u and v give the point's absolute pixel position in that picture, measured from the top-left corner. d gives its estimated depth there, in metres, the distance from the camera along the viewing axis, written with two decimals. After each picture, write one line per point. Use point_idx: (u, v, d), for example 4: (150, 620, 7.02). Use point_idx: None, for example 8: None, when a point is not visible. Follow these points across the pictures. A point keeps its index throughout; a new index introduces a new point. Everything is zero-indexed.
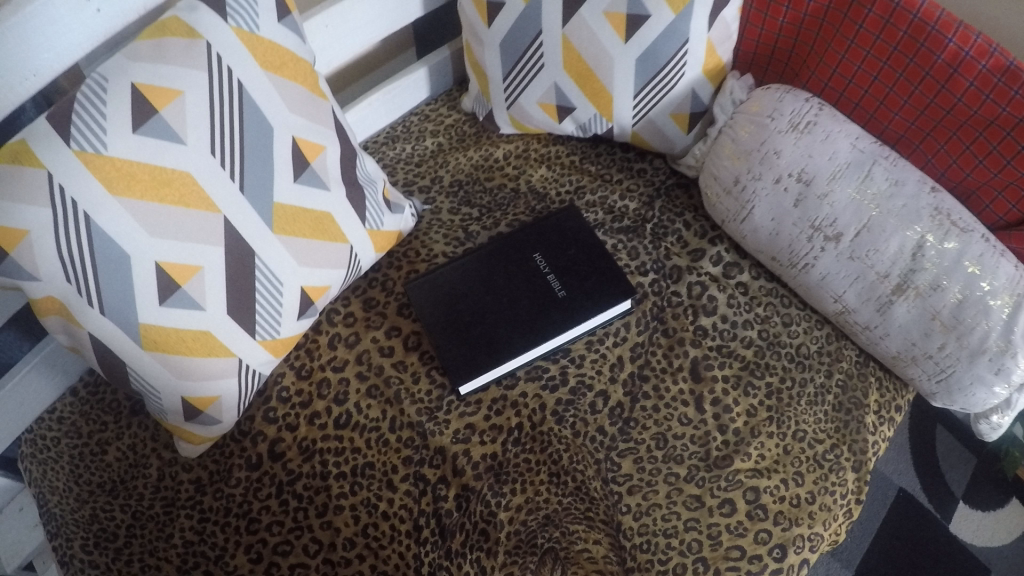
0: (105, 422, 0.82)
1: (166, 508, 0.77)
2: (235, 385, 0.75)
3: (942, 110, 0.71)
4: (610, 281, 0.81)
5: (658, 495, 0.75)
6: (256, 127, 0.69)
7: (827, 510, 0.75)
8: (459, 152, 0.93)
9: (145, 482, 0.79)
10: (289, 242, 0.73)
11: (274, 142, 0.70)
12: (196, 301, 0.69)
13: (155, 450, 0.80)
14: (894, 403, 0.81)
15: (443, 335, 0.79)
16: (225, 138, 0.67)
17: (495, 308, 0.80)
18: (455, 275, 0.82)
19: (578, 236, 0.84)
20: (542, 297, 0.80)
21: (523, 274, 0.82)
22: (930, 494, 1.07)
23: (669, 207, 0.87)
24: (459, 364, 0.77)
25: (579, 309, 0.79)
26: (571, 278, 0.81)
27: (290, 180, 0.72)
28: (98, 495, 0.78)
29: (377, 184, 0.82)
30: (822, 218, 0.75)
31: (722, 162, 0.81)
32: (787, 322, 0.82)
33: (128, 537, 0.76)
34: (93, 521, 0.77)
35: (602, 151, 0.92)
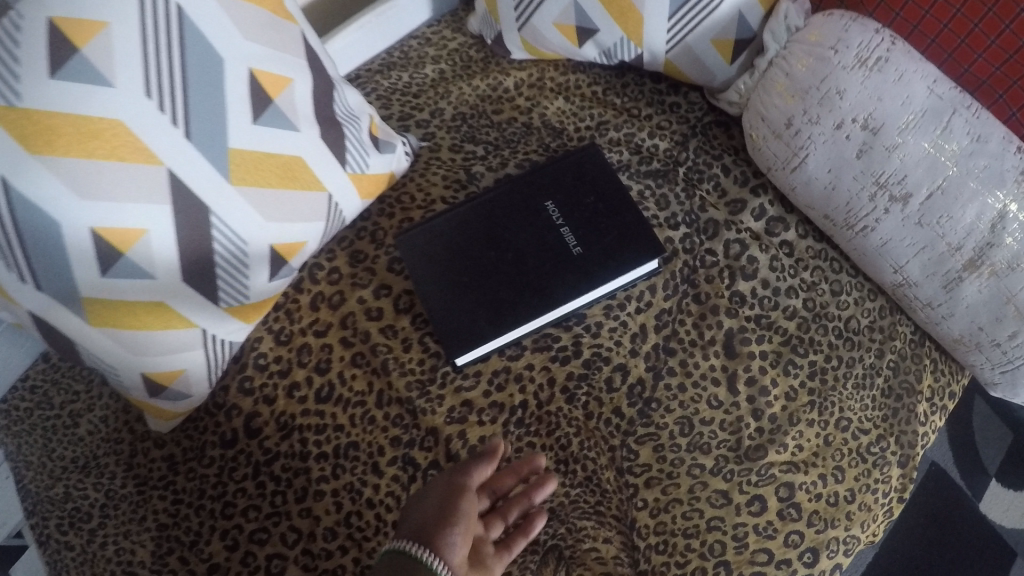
0: (76, 392, 0.78)
1: (139, 487, 0.70)
2: (201, 356, 0.67)
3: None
4: (635, 237, 0.69)
5: (680, 489, 0.66)
6: (199, 59, 0.58)
7: (867, 510, 0.68)
8: (464, 81, 0.81)
9: (117, 459, 0.73)
10: (253, 194, 0.62)
11: (228, 76, 0.59)
12: (143, 269, 0.60)
13: (127, 423, 0.74)
14: (948, 388, 0.74)
15: (439, 300, 0.69)
16: (165, 78, 0.56)
17: (500, 267, 0.70)
18: (452, 230, 0.71)
19: (598, 182, 0.72)
20: (555, 255, 0.69)
21: (533, 227, 0.71)
22: (961, 468, 0.97)
23: (705, 147, 0.75)
24: (456, 333, 0.67)
25: (598, 271, 0.68)
26: (590, 232, 0.70)
27: (248, 123, 0.61)
28: (71, 471, 0.73)
29: (361, 120, 0.71)
30: (888, 174, 0.64)
31: (772, 99, 0.69)
32: (837, 290, 0.71)
33: (102, 518, 0.70)
34: (66, 500, 0.71)
35: (629, 80, 0.79)
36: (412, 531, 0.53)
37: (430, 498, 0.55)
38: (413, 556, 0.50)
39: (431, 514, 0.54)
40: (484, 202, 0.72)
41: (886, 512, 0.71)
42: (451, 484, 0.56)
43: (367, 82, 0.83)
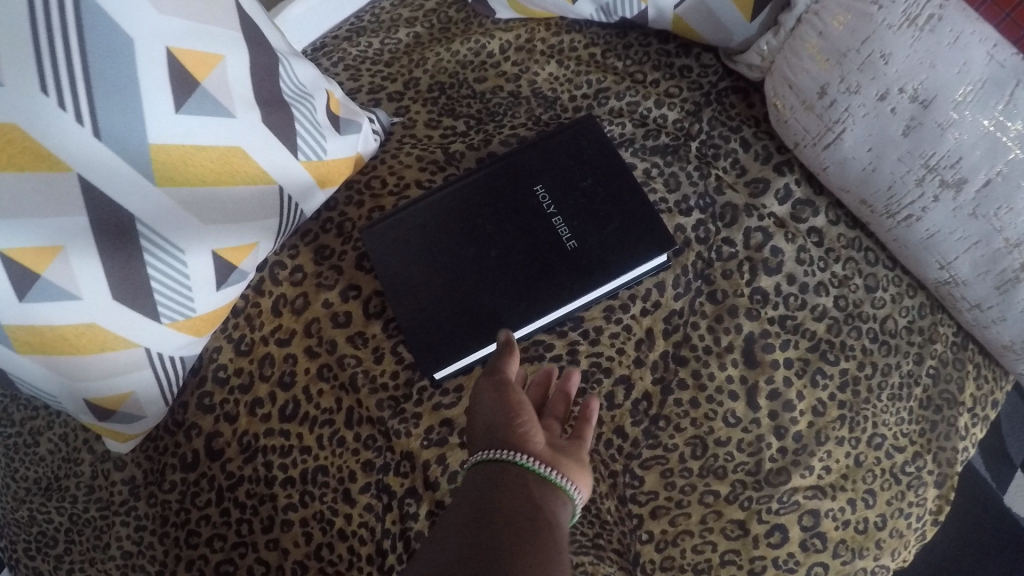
0: (37, 408, 0.70)
1: (102, 512, 0.64)
2: (150, 375, 0.59)
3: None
4: (642, 228, 0.60)
5: (690, 520, 0.58)
6: (104, 40, 0.48)
7: (899, 536, 0.61)
8: (442, 45, 0.72)
9: (78, 482, 0.65)
10: (184, 196, 0.54)
11: (138, 58, 0.50)
12: (65, 289, 0.52)
13: (87, 442, 0.66)
14: (991, 397, 0.67)
15: (412, 307, 0.61)
16: (62, 70, 0.47)
17: (482, 266, 0.61)
18: (424, 225, 0.62)
19: (602, 161, 0.62)
20: (545, 252, 0.60)
21: (521, 218, 0.62)
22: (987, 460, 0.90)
23: (720, 117, 0.66)
24: (431, 344, 0.60)
25: (596, 273, 0.59)
26: (587, 222, 0.60)
27: (169, 113, 0.52)
28: (34, 493, 0.67)
29: (315, 98, 0.61)
30: (939, 155, 0.55)
31: (802, 63, 0.60)
32: (872, 286, 0.63)
33: (68, 544, 0.64)
34: (30, 525, 0.65)
35: (632, 40, 0.70)
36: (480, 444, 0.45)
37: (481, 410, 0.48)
38: (493, 458, 0.42)
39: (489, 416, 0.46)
40: (461, 189, 0.63)
41: (918, 538, 0.64)
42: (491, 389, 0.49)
43: (334, 51, 0.75)
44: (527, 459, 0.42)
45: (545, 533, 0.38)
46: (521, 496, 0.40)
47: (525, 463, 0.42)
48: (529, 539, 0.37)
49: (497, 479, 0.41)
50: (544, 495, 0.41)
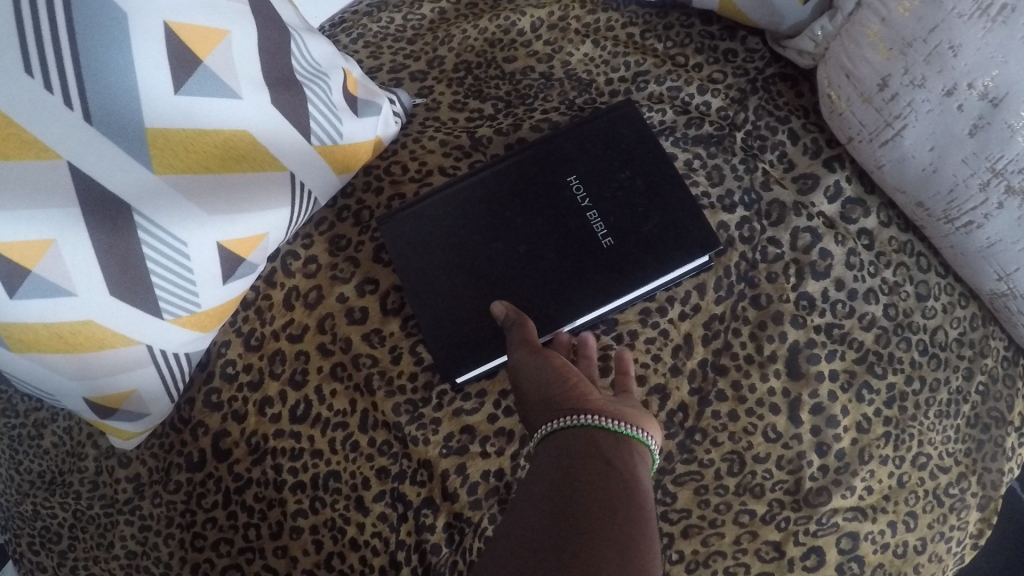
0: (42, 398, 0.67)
1: (106, 509, 0.61)
2: (153, 373, 0.56)
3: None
4: (686, 226, 0.55)
5: (723, 540, 0.55)
6: (90, 13, 0.44)
7: (938, 560, 0.58)
8: (468, 22, 0.67)
9: (82, 477, 0.63)
10: (185, 185, 0.50)
11: (131, 34, 0.46)
12: (58, 286, 0.48)
13: (91, 437, 0.63)
14: None
15: (432, 305, 0.57)
16: (44, 51, 0.43)
17: (509, 262, 0.57)
18: (444, 216, 0.58)
19: (645, 150, 0.58)
20: (577, 250, 0.56)
21: (552, 209, 0.57)
22: None
23: (768, 106, 0.61)
24: (452, 346, 0.56)
25: (633, 273, 0.54)
26: (624, 218, 0.56)
27: (168, 95, 0.48)
28: (39, 487, 0.64)
29: (331, 77, 0.57)
30: (1007, 159, 0.50)
31: (861, 51, 0.55)
32: (924, 294, 0.58)
33: (72, 540, 0.62)
34: (35, 519, 0.63)
35: (674, 21, 0.65)
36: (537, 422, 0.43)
37: (526, 384, 0.47)
38: (557, 427, 0.41)
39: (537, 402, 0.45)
40: (487, 179, 0.59)
41: (957, 562, 0.61)
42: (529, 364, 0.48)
43: (353, 27, 0.71)
44: (593, 419, 0.40)
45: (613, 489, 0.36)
46: (591, 456, 0.38)
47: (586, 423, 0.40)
48: (607, 497, 0.34)
49: (567, 445, 0.39)
50: (617, 452, 0.39)
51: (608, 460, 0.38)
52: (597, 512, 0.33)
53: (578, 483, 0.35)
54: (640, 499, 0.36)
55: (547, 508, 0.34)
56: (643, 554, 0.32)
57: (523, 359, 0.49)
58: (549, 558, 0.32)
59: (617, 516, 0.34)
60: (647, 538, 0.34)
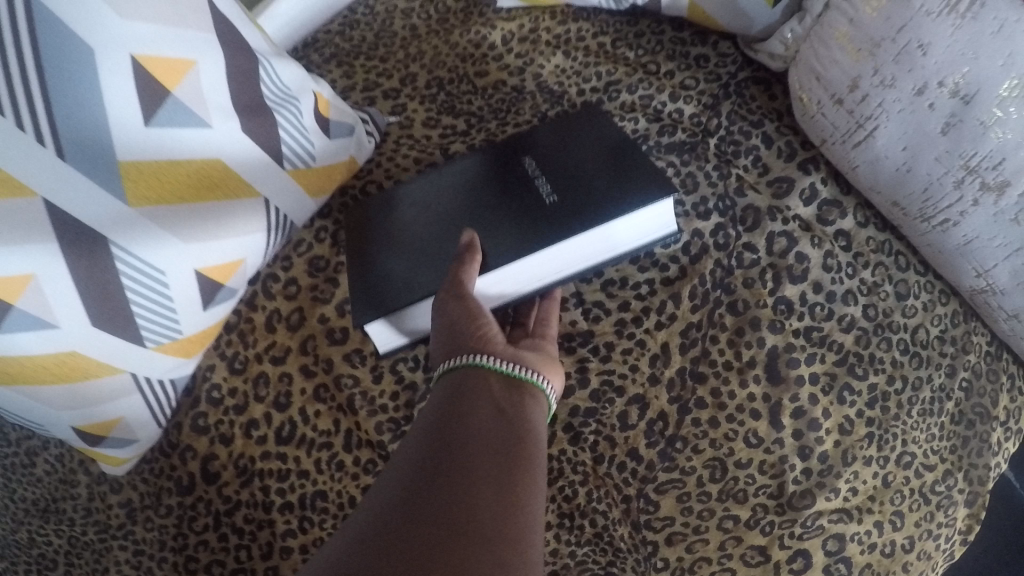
0: None
1: (100, 535, 0.62)
2: (139, 400, 0.56)
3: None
4: (635, 178, 0.53)
5: (708, 547, 0.54)
6: (59, 50, 0.44)
7: (927, 558, 0.58)
8: (441, 38, 0.70)
9: (75, 504, 0.64)
10: (160, 214, 0.51)
11: (99, 70, 0.46)
12: (40, 319, 0.48)
13: (82, 464, 0.65)
14: None
15: (366, 266, 0.55)
16: (15, 88, 0.44)
17: (452, 228, 0.55)
18: (393, 202, 0.58)
19: (611, 135, 0.57)
20: (520, 209, 0.54)
21: (504, 180, 0.56)
22: None
23: (740, 111, 0.61)
24: (376, 296, 0.53)
25: (572, 219, 0.52)
26: (571, 179, 0.54)
27: (138, 128, 0.48)
28: (32, 515, 0.65)
29: (302, 101, 0.57)
30: (980, 156, 0.50)
31: (831, 54, 0.55)
32: (903, 293, 0.58)
33: (66, 567, 0.63)
34: (31, 546, 0.65)
35: (645, 28, 0.66)
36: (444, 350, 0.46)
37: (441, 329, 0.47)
38: (454, 364, 0.44)
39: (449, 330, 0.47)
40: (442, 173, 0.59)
41: (947, 559, 0.61)
42: (458, 313, 0.47)
43: (325, 47, 0.72)
44: (490, 360, 0.44)
45: (486, 387, 0.43)
46: (483, 398, 0.42)
47: (487, 363, 0.44)
48: (481, 394, 0.42)
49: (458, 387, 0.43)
50: (511, 403, 0.42)
51: (501, 411, 0.41)
52: (484, 449, 0.38)
53: (462, 420, 0.40)
54: (524, 438, 0.40)
55: (434, 441, 0.38)
56: (527, 439, 0.40)
57: (454, 304, 0.47)
58: (456, 434, 0.38)
59: (509, 421, 0.41)
60: (531, 437, 0.41)
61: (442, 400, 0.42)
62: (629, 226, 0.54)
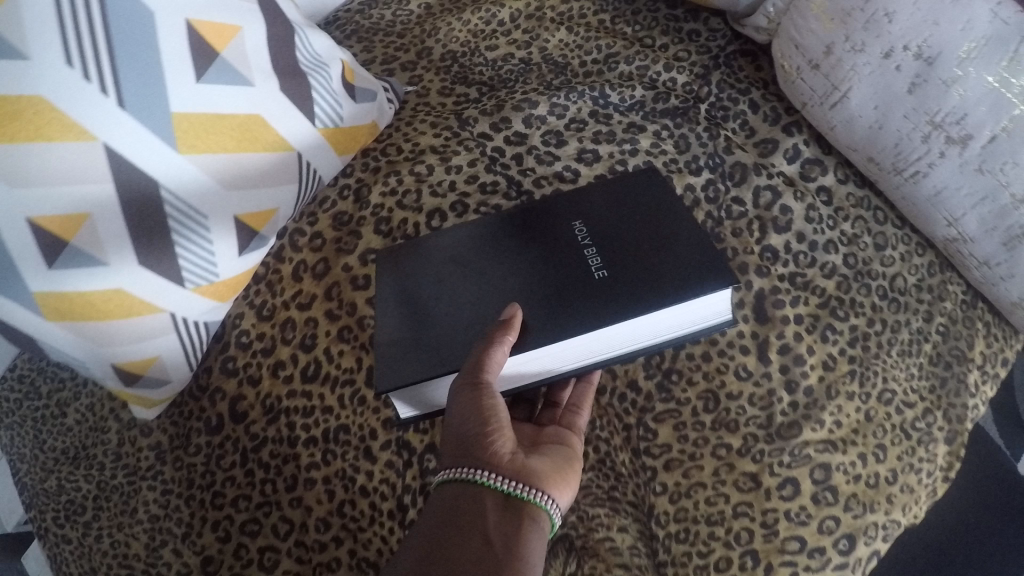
0: (62, 380, 0.77)
1: (130, 478, 0.67)
2: (175, 340, 0.60)
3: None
4: (695, 264, 0.53)
5: (703, 472, 0.59)
6: (122, 13, 0.49)
7: (910, 492, 0.60)
8: (453, 16, 0.74)
9: (105, 449, 0.69)
10: (207, 162, 0.55)
11: (158, 30, 0.51)
12: (93, 256, 0.53)
13: (114, 412, 0.71)
14: (1001, 355, 0.65)
15: (401, 330, 0.55)
16: (84, 43, 0.48)
17: (489, 295, 0.55)
18: (436, 264, 0.58)
19: (669, 207, 0.58)
20: (570, 280, 0.54)
21: (555, 248, 0.57)
22: (1003, 431, 0.98)
23: (729, 80, 0.67)
24: (401, 351, 0.54)
25: (628, 300, 0.52)
26: (622, 251, 0.55)
27: (191, 84, 0.53)
28: (62, 463, 0.71)
29: (331, 67, 0.63)
30: (944, 112, 0.53)
31: (807, 24, 0.59)
32: (881, 244, 0.63)
33: (95, 510, 0.67)
34: (60, 494, 0.69)
35: (641, 7, 0.73)
36: (456, 455, 0.50)
37: (456, 426, 0.50)
38: (457, 477, 0.49)
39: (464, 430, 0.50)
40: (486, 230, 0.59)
41: (930, 495, 0.61)
42: (470, 409, 0.49)
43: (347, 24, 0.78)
44: (487, 477, 0.48)
45: (487, 507, 0.47)
46: (478, 522, 0.46)
47: (485, 482, 0.48)
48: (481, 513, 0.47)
49: (452, 496, 0.48)
50: (506, 526, 0.47)
51: (491, 536, 0.46)
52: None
53: (454, 544, 0.45)
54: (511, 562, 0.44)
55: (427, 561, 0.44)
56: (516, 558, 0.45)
57: (467, 398, 0.49)
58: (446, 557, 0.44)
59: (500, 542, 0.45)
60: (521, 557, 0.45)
61: (446, 515, 0.47)
62: (679, 311, 0.54)
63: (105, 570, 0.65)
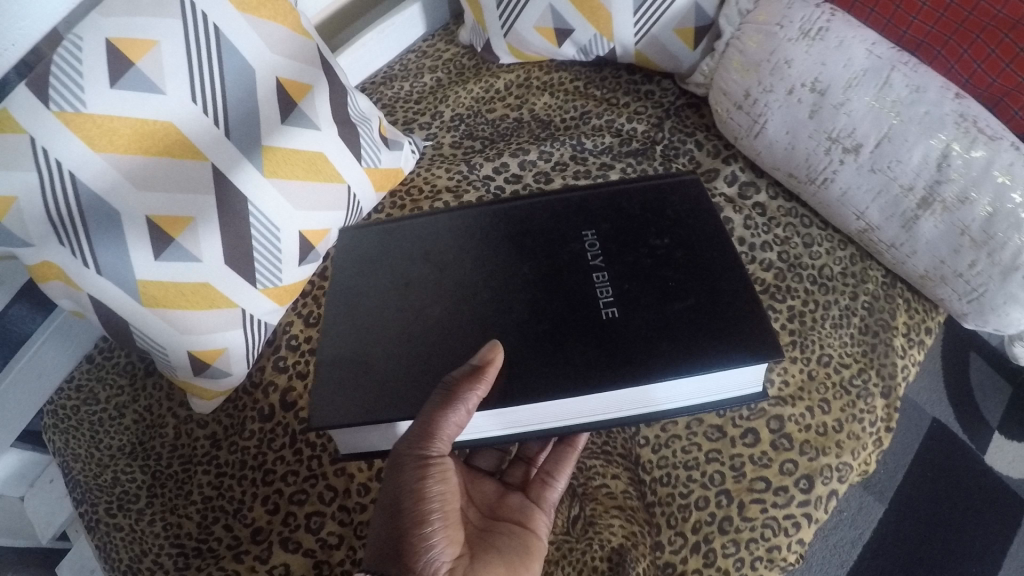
0: (121, 385, 0.85)
1: (184, 465, 0.78)
2: (241, 337, 0.74)
3: (1012, 20, 0.66)
4: (718, 337, 0.59)
5: (678, 427, 0.75)
6: (234, 67, 0.67)
7: (856, 439, 0.73)
8: (459, 86, 0.92)
9: (163, 441, 0.80)
10: (283, 186, 0.71)
11: (257, 82, 0.68)
12: (191, 253, 0.67)
13: (169, 408, 0.82)
14: (923, 325, 0.79)
15: (370, 348, 0.62)
16: (207, 87, 0.65)
17: (473, 311, 0.64)
18: (434, 281, 0.66)
19: (715, 253, 0.65)
20: (576, 306, 0.63)
21: (570, 279, 0.64)
22: (964, 424, 1.19)
23: (679, 127, 0.85)
24: (380, 351, 0.62)
25: (642, 360, 0.58)
26: (631, 282, 0.63)
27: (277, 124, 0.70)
28: (118, 458, 0.80)
29: (371, 121, 0.80)
30: (839, 129, 0.71)
31: (731, 76, 0.78)
32: (809, 242, 0.79)
33: (150, 498, 0.77)
34: (114, 486, 0.78)
35: (607, 73, 0.91)
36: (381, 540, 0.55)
37: (388, 506, 0.56)
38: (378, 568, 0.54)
39: (394, 514, 0.55)
40: (498, 255, 0.67)
41: (877, 444, 0.74)
42: (411, 486, 0.55)
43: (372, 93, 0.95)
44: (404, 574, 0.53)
45: None
46: None
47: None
48: None
49: None
50: None
51: None
52: None
53: None
54: None
55: None
56: None
57: (411, 475, 0.55)
58: None
59: None
60: None
61: None
62: (695, 382, 0.60)
63: (157, 550, 0.74)
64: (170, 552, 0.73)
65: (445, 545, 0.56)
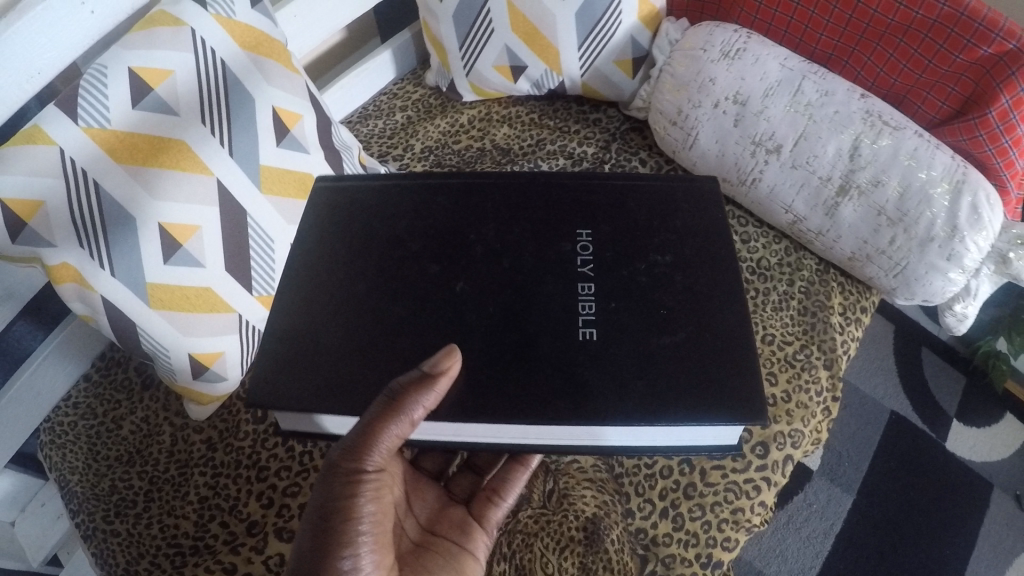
0: (118, 400, 0.89)
1: (182, 469, 0.83)
2: (237, 342, 0.80)
3: (903, 27, 0.77)
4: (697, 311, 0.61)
5: None
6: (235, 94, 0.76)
7: (805, 407, 0.80)
8: (427, 122, 1.03)
9: (160, 448, 0.85)
10: (278, 201, 0.80)
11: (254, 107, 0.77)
12: (195, 258, 0.74)
13: (166, 418, 0.87)
14: (859, 304, 0.88)
15: (322, 330, 0.60)
16: (213, 109, 0.74)
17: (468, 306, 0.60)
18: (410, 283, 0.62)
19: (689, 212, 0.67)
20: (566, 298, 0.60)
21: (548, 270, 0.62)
22: (921, 416, 1.35)
23: (624, 148, 0.96)
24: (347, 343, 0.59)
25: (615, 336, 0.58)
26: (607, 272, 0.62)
27: (273, 145, 0.79)
28: (115, 466, 0.84)
29: (352, 150, 0.90)
30: (761, 134, 0.81)
31: (665, 97, 0.89)
32: (746, 239, 0.89)
33: (146, 503, 0.81)
34: (111, 494, 0.82)
35: (559, 106, 1.02)
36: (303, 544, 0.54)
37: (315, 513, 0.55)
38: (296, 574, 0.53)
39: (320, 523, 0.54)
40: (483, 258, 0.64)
41: (825, 412, 0.82)
42: (343, 500, 0.54)
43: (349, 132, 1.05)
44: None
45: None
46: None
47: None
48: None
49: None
50: None
51: None
52: None
53: None
54: None
55: None
56: None
57: (341, 487, 0.54)
58: None
59: None
60: None
61: None
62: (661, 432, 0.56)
63: (155, 550, 0.78)
64: (166, 551, 0.77)
65: (370, 566, 0.56)
